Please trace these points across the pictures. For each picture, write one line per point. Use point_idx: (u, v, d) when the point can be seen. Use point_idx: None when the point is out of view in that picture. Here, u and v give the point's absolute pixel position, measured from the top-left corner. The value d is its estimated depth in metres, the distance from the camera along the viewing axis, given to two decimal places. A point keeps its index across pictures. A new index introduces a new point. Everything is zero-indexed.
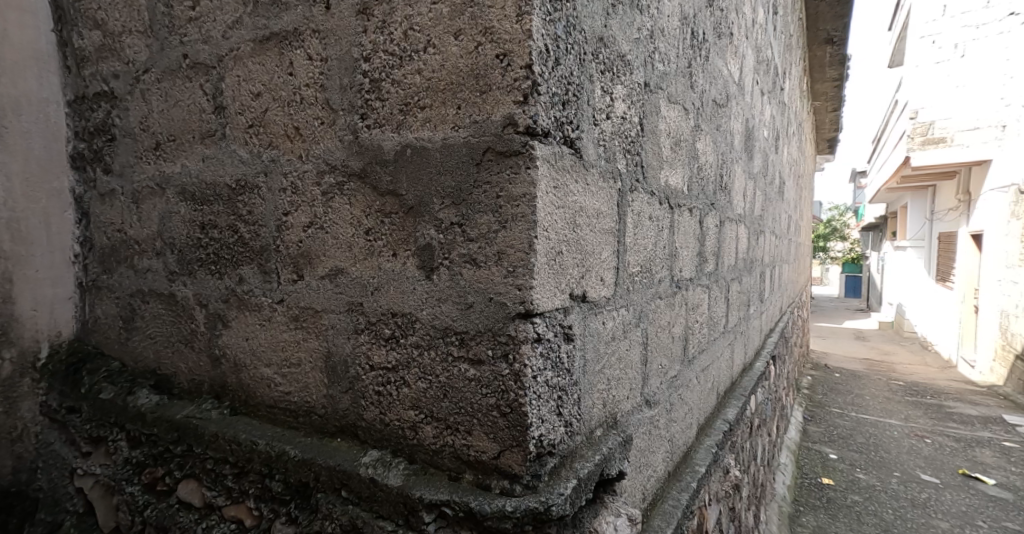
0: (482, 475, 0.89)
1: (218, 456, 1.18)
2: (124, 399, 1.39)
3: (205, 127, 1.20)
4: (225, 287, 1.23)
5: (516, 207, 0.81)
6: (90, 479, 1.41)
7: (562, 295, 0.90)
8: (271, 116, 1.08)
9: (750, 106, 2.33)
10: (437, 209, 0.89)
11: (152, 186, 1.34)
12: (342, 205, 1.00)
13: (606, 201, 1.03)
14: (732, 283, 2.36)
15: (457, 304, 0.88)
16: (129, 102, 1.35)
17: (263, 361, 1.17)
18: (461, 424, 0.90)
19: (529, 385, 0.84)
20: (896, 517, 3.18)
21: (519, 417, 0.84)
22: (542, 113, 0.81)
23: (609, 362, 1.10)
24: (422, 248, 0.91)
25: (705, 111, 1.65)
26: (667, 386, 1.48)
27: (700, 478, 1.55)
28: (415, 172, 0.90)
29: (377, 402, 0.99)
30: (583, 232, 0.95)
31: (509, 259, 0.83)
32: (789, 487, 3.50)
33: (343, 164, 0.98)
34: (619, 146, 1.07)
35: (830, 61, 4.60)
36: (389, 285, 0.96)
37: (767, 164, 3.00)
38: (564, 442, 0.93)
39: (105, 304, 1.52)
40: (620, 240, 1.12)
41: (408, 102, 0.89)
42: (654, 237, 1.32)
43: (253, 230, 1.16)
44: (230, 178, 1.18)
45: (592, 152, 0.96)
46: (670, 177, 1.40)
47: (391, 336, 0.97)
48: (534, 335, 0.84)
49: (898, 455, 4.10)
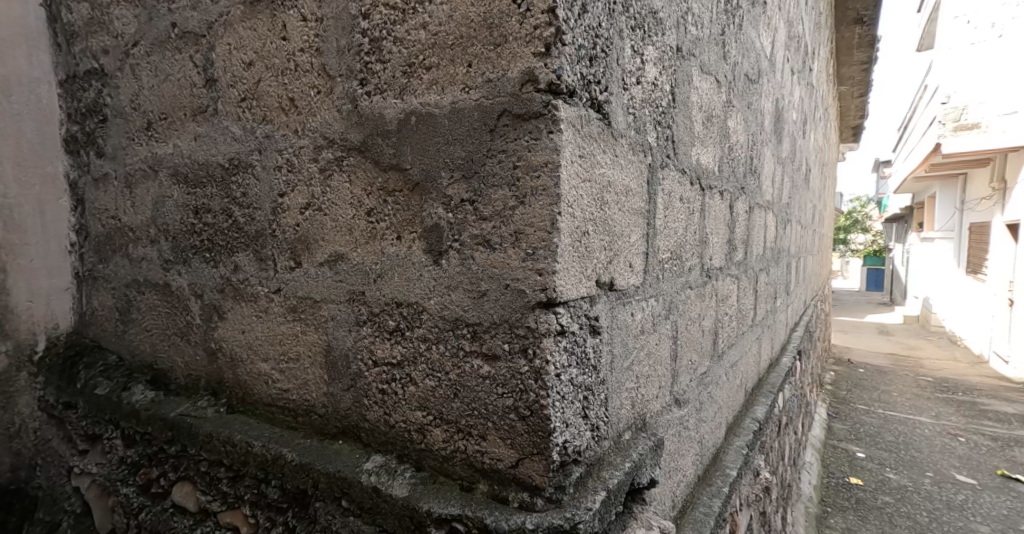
0: (498, 486, 0.78)
1: (213, 458, 1.08)
2: (118, 395, 1.31)
3: (196, 103, 1.11)
4: (219, 276, 1.14)
5: (536, 179, 0.71)
6: (87, 478, 1.35)
7: (588, 283, 0.80)
8: (265, 87, 0.99)
9: (781, 85, 2.19)
10: (446, 184, 0.78)
11: (145, 169, 1.25)
12: (342, 184, 0.90)
13: (636, 177, 0.92)
14: (760, 274, 2.23)
15: (469, 292, 0.78)
16: (119, 79, 1.26)
17: (260, 356, 1.08)
18: (475, 428, 0.80)
19: (551, 384, 0.73)
20: (932, 520, 3.03)
21: (540, 422, 0.74)
22: (567, 67, 0.70)
23: (638, 357, 0.99)
24: (429, 229, 0.81)
25: (737, 85, 1.52)
26: (696, 383, 1.37)
27: (732, 483, 1.44)
28: (421, 143, 0.80)
29: (381, 402, 0.90)
30: (611, 210, 0.85)
31: (528, 240, 0.72)
32: (816, 487, 3.38)
33: (342, 137, 0.88)
34: (650, 117, 0.96)
35: (859, 43, 4.41)
36: (394, 272, 0.86)
37: (795, 149, 2.85)
38: (591, 449, 0.83)
39: (102, 295, 1.43)
40: (650, 222, 1.01)
41: (411, 63, 0.79)
42: (685, 220, 1.21)
43: (249, 214, 1.06)
44: (223, 157, 1.08)
45: (622, 120, 0.84)
46: (702, 155, 1.29)
47: (396, 328, 0.87)
48: (557, 327, 0.73)
49: (930, 454, 3.93)
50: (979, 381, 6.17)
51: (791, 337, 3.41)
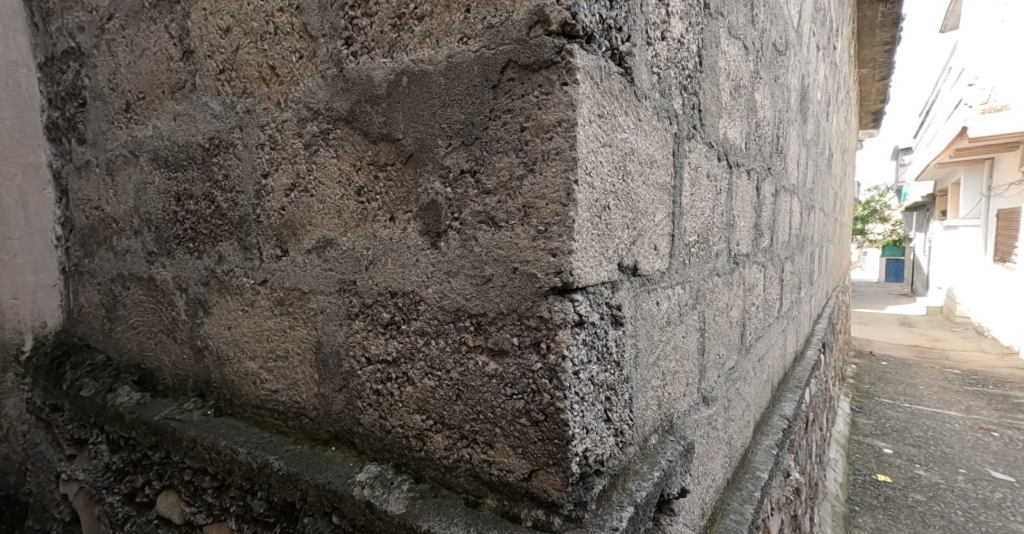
0: (508, 502, 0.68)
1: (197, 466, 0.98)
2: (103, 396, 1.21)
3: (174, 78, 1.01)
4: (204, 268, 1.05)
5: (548, 141, 0.60)
6: (75, 485, 1.26)
7: (609, 266, 0.69)
8: (244, 55, 0.89)
9: (807, 61, 2.06)
10: (443, 153, 0.68)
11: (125, 154, 1.16)
12: (329, 160, 0.81)
13: (661, 147, 0.81)
14: (785, 263, 2.11)
15: (472, 278, 0.68)
16: (96, 58, 1.16)
17: (247, 354, 0.99)
18: (480, 434, 0.69)
19: (569, 384, 0.63)
20: (968, 520, 2.88)
21: (556, 427, 0.63)
22: (583, 6, 0.59)
23: (664, 352, 0.89)
24: (425, 207, 0.71)
25: (764, 55, 1.40)
26: (725, 379, 1.26)
27: (763, 486, 1.32)
28: (414, 109, 0.70)
29: (376, 404, 0.80)
30: (634, 183, 0.74)
31: (539, 215, 0.62)
32: (842, 485, 3.24)
33: (328, 107, 0.79)
34: (676, 80, 0.85)
35: (882, 22, 4.23)
36: (387, 257, 0.76)
37: (820, 131, 2.72)
38: (615, 457, 0.72)
39: (88, 292, 1.35)
40: (676, 201, 0.90)
41: (401, 13, 0.69)
42: (712, 199, 1.10)
43: (231, 198, 0.97)
44: (203, 137, 0.99)
45: (645, 79, 0.74)
46: (729, 129, 1.17)
47: (391, 321, 0.77)
48: (575, 316, 0.63)
49: (962, 450, 3.77)
50: (1009, 374, 5.94)
51: (815, 329, 3.28)
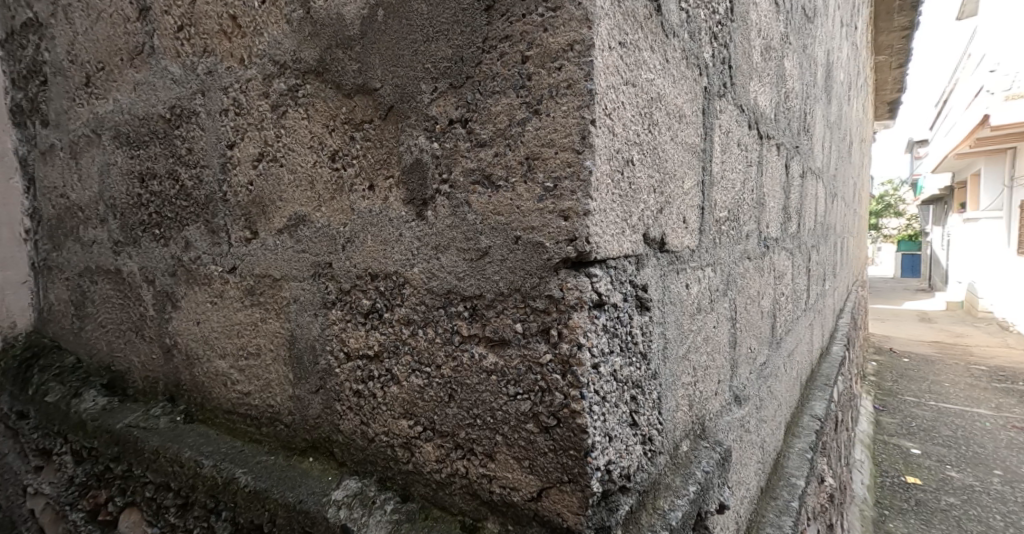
0: (514, 526, 0.56)
1: (160, 480, 0.87)
2: (68, 402, 1.09)
3: (132, 43, 0.90)
4: (170, 257, 0.93)
5: (556, 72, 0.48)
6: (41, 499, 1.15)
7: (633, 236, 0.56)
8: (204, 7, 0.78)
9: (831, 38, 1.93)
10: (428, 100, 0.56)
11: (88, 134, 1.04)
12: (299, 121, 0.69)
13: (689, 100, 0.68)
14: (811, 252, 1.97)
15: (466, 253, 0.55)
16: (54, 28, 1.06)
17: (216, 352, 0.87)
18: (478, 444, 0.57)
19: (586, 381, 0.50)
20: (1006, 524, 2.72)
21: (571, 436, 0.50)
22: None
23: (696, 342, 0.76)
24: (409, 170, 0.59)
25: (793, 19, 1.27)
26: (756, 377, 1.12)
27: (801, 496, 1.18)
28: (393, 48, 0.58)
29: (357, 408, 0.68)
30: (662, 137, 0.61)
31: (546, 169, 0.49)
32: (869, 487, 3.08)
33: (295, 58, 0.67)
34: (705, 22, 0.73)
35: (901, 6, 4.07)
36: (366, 233, 0.64)
37: (842, 115, 2.58)
38: (644, 470, 0.59)
39: (57, 288, 1.23)
40: (706, 167, 0.77)
41: None
42: (743, 171, 0.97)
43: (196, 175, 0.85)
44: (165, 106, 0.87)
45: (674, 14, 0.61)
46: (760, 95, 1.04)
47: (372, 309, 0.64)
48: (593, 296, 0.50)
49: (995, 450, 3.59)
50: None
51: (839, 325, 3.12)
